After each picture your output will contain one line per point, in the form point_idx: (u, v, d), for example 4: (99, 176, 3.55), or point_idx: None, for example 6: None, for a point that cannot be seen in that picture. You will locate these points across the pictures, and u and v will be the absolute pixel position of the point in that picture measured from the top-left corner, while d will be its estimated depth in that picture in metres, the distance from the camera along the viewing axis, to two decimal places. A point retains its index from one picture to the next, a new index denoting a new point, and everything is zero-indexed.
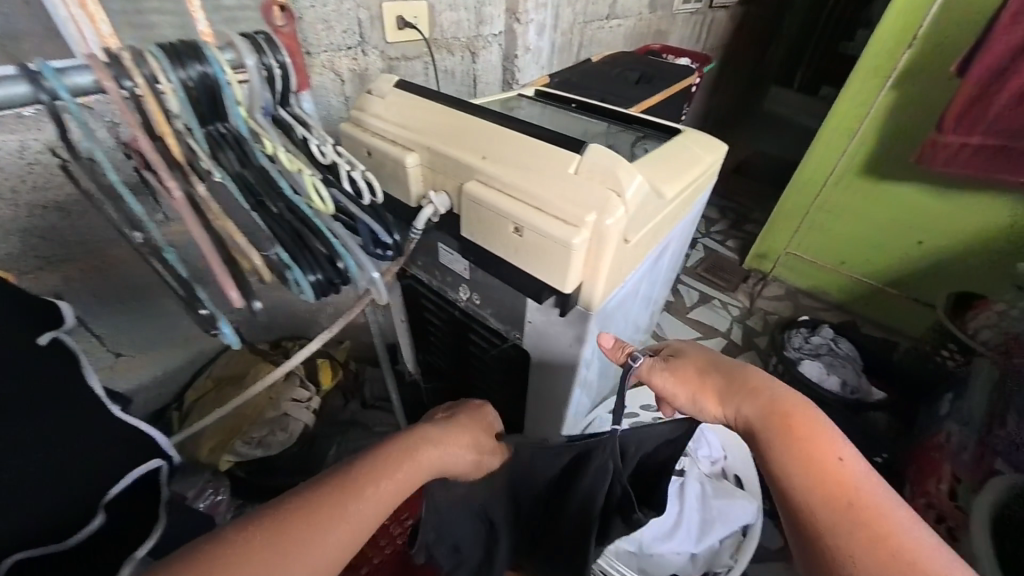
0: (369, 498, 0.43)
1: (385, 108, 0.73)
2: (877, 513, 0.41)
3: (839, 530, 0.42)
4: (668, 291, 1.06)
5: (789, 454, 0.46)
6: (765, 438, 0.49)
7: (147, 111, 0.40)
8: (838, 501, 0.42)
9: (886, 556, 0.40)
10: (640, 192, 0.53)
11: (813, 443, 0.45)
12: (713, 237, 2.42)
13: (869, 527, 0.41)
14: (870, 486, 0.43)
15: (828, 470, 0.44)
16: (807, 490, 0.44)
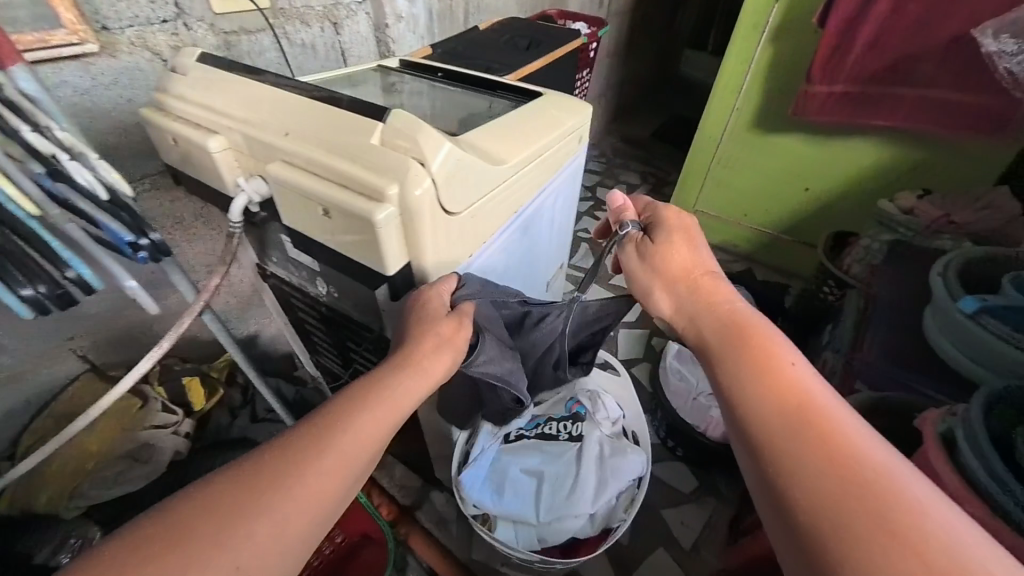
0: (337, 444, 0.44)
1: (188, 87, 0.63)
2: (810, 397, 0.43)
3: (761, 400, 0.44)
4: (559, 261, 1.05)
5: (736, 348, 0.50)
6: (716, 341, 0.53)
7: None
8: (775, 380, 0.45)
9: (818, 436, 0.40)
10: (452, 159, 0.50)
11: (763, 342, 0.49)
12: None
13: (794, 399, 0.43)
14: (810, 378, 0.45)
15: (773, 359, 0.47)
16: (738, 373, 0.48)
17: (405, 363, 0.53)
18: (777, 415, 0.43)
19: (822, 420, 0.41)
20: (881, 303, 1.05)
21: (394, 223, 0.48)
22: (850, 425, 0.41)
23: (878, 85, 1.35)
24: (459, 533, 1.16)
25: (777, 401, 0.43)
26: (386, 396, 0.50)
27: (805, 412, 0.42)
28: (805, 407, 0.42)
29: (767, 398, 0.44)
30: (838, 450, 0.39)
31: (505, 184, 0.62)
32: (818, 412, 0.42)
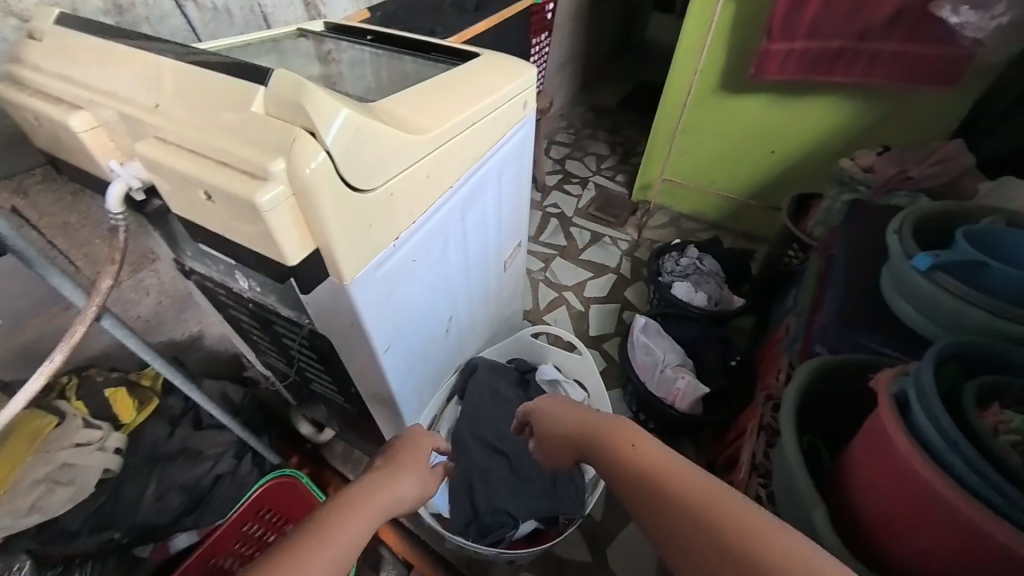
0: (348, 526, 0.45)
1: (46, 56, 0.53)
2: (672, 482, 0.40)
3: (661, 536, 0.40)
4: (514, 238, 1.00)
5: (601, 462, 0.49)
6: (595, 455, 0.51)
7: None
8: (644, 489, 0.41)
9: (672, 515, 0.38)
10: (350, 128, 0.43)
11: (611, 444, 0.48)
12: (604, 174, 2.41)
13: (668, 509, 0.39)
14: (659, 466, 0.42)
15: (625, 460, 0.45)
16: (631, 503, 0.44)
17: (384, 474, 0.57)
18: (680, 543, 0.37)
19: (701, 520, 0.36)
20: (838, 265, 1.04)
21: (286, 206, 0.42)
22: (732, 503, 0.36)
23: (837, 41, 1.31)
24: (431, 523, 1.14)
25: (663, 524, 0.39)
26: (381, 487, 0.54)
27: (681, 517, 0.37)
28: (680, 508, 0.38)
29: (663, 538, 0.39)
30: (727, 552, 0.34)
31: (429, 155, 0.55)
32: (692, 512, 0.37)
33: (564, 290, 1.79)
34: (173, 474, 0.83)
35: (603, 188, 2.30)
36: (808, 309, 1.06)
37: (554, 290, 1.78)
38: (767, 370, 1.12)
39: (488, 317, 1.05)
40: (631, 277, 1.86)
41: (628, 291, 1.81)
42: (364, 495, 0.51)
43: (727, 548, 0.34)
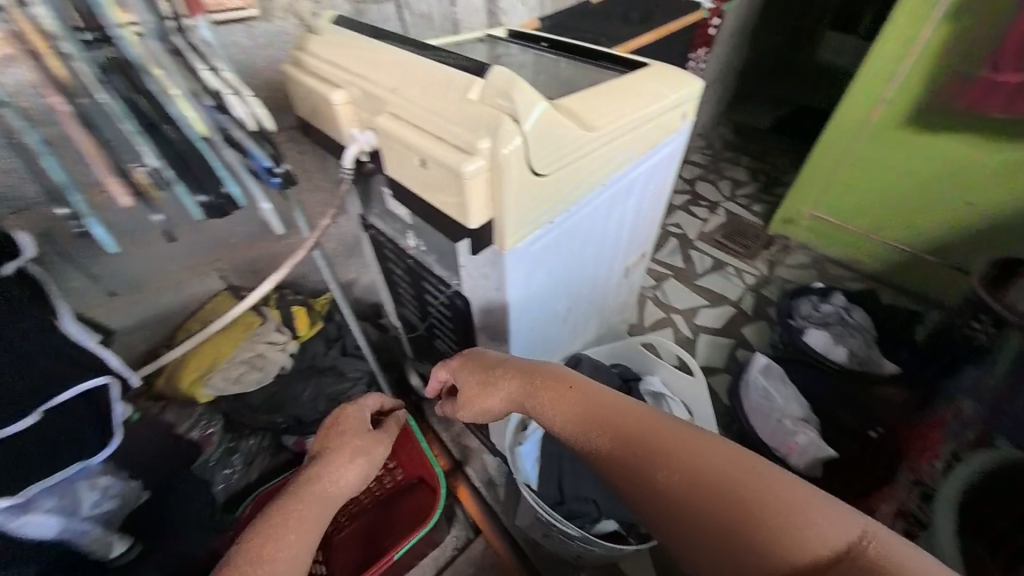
0: (285, 539, 0.54)
1: (322, 47, 0.71)
2: (619, 421, 0.52)
3: (619, 471, 0.51)
4: (641, 246, 1.01)
5: (549, 410, 0.57)
6: (538, 409, 0.59)
7: (26, 30, 0.41)
8: (605, 426, 0.53)
9: (631, 447, 0.49)
10: (545, 117, 0.49)
11: (552, 390, 0.58)
12: (738, 201, 2.23)
13: (624, 446, 0.50)
14: (603, 405, 0.54)
15: (569, 401, 0.56)
16: (588, 449, 0.54)
17: (326, 462, 0.64)
18: (632, 470, 0.49)
19: (648, 446, 0.49)
20: None
21: (482, 177, 0.49)
22: (667, 434, 0.49)
23: None
24: (505, 497, 1.20)
25: (618, 458, 0.50)
26: (328, 483, 0.62)
27: (633, 448, 0.49)
28: (631, 440, 0.50)
29: (612, 464, 0.51)
30: (677, 468, 0.46)
31: (595, 151, 0.60)
32: (639, 437, 0.50)
33: (672, 313, 1.72)
34: (324, 385, 1.03)
35: (734, 215, 2.14)
36: None
37: (661, 310, 1.72)
38: None
39: (597, 317, 1.08)
40: (751, 315, 1.71)
41: (745, 328, 1.67)
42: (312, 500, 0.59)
43: (670, 463, 0.47)
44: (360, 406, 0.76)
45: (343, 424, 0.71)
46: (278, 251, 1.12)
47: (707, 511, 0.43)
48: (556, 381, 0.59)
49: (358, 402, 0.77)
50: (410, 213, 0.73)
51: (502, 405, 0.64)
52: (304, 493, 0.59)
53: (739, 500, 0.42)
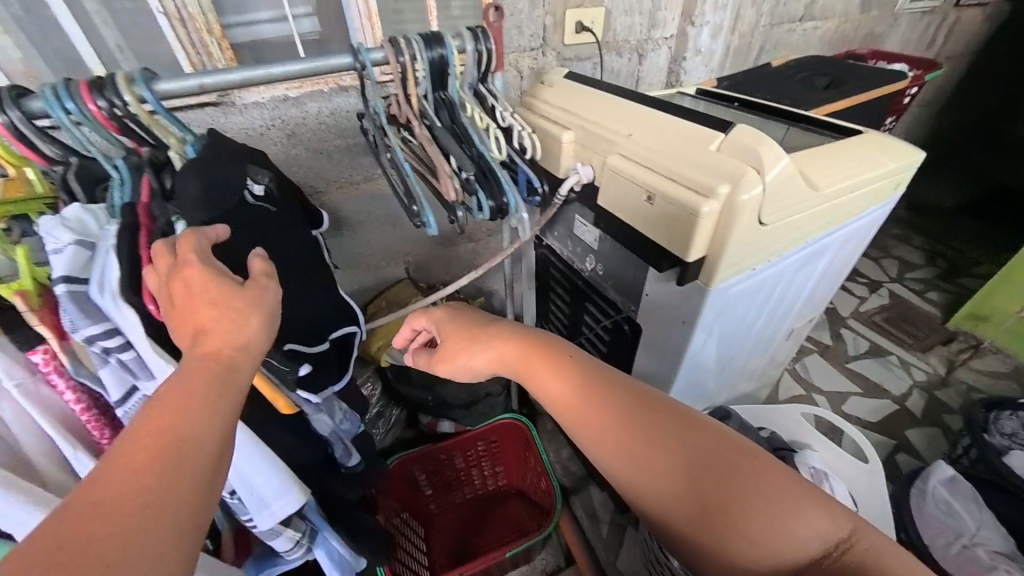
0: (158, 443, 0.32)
1: (553, 95, 0.85)
2: (612, 397, 0.48)
3: (610, 453, 0.46)
4: (811, 310, 0.97)
5: (543, 382, 0.52)
6: (530, 380, 0.54)
7: (405, 76, 0.59)
8: (602, 405, 0.47)
9: (632, 427, 0.45)
10: (785, 173, 0.54)
11: (548, 357, 0.53)
12: (908, 284, 1.95)
13: (617, 426, 0.46)
14: (597, 379, 0.50)
15: (568, 370, 0.51)
16: (576, 427, 0.49)
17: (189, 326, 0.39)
18: (625, 452, 0.45)
19: (645, 426, 0.45)
20: None
21: (713, 218, 0.55)
22: (662, 417, 0.45)
23: None
24: (607, 535, 1.19)
25: (613, 438, 0.46)
26: (215, 354, 0.38)
27: (628, 429, 0.45)
28: (628, 420, 0.46)
29: (610, 448, 0.46)
30: (674, 453, 0.43)
31: (812, 211, 0.62)
32: (632, 417, 0.46)
33: (814, 392, 1.55)
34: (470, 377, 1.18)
35: (902, 300, 1.87)
36: None
37: (804, 387, 1.56)
38: None
39: (741, 373, 1.04)
40: (917, 416, 1.47)
41: (910, 431, 1.44)
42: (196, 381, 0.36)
43: (669, 449, 0.43)
44: (203, 236, 0.44)
45: (186, 276, 0.40)
46: (451, 255, 1.32)
47: (699, 498, 0.41)
48: (544, 352, 0.54)
49: (195, 230, 0.45)
50: (599, 240, 0.83)
51: (488, 365, 0.58)
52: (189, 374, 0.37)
53: (733, 493, 0.40)
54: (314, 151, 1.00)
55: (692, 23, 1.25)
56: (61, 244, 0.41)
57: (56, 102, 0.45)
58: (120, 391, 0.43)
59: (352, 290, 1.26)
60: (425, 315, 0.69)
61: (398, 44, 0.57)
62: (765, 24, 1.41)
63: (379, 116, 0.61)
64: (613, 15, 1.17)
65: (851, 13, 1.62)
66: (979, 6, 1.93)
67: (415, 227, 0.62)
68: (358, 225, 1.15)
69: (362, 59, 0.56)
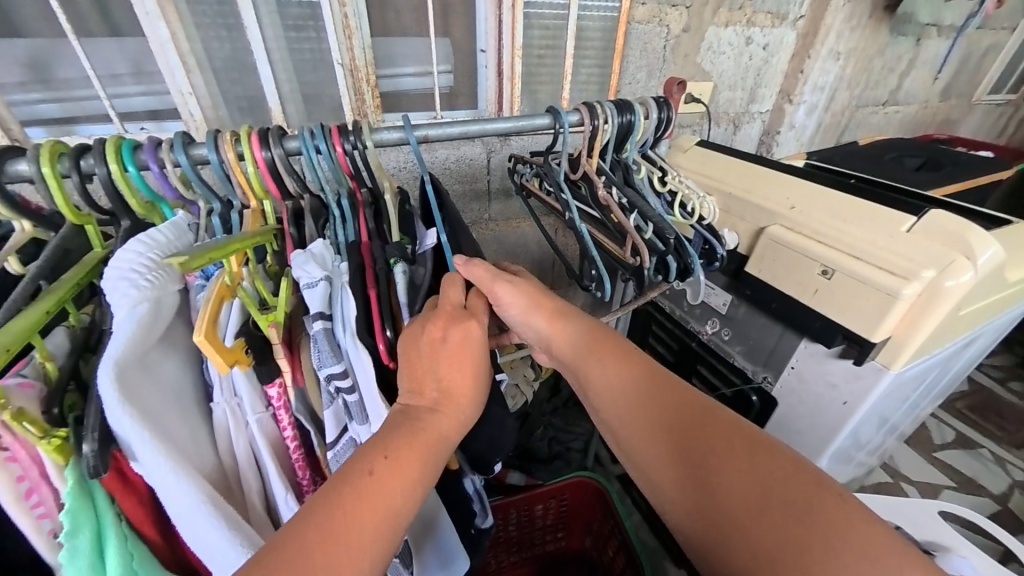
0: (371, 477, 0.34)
1: (686, 160, 0.88)
2: (671, 404, 0.42)
3: (657, 460, 0.40)
4: (942, 392, 0.91)
5: (598, 376, 0.46)
6: (586, 371, 0.48)
7: (593, 138, 0.61)
8: (655, 407, 0.42)
9: (688, 444, 0.39)
10: (990, 263, 0.53)
11: (607, 351, 0.47)
12: (987, 370, 1.85)
13: (668, 434, 0.40)
14: (653, 381, 0.44)
15: (625, 367, 0.46)
16: (621, 427, 0.44)
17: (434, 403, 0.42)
18: (671, 464, 0.39)
19: (702, 439, 0.39)
20: None
21: (911, 301, 0.54)
22: (727, 430, 0.39)
23: None
24: None
25: (661, 443, 0.41)
26: (447, 423, 0.41)
27: (678, 438, 0.40)
28: (683, 431, 0.40)
29: (661, 456, 0.40)
30: (738, 475, 0.36)
31: (997, 299, 0.60)
32: (688, 427, 0.40)
33: (904, 482, 1.41)
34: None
35: (984, 387, 1.77)
36: None
37: (889, 475, 1.42)
38: None
39: (855, 455, 0.97)
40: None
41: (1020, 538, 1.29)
42: (417, 434, 0.39)
43: (725, 463, 0.37)
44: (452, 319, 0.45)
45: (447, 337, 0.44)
46: None
47: (755, 533, 0.34)
48: (604, 346, 0.48)
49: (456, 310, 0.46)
50: (730, 305, 0.81)
51: (557, 340, 0.50)
52: (411, 435, 0.38)
53: (799, 533, 0.33)
54: None
55: (790, 101, 1.30)
56: (313, 279, 0.43)
57: (312, 142, 0.47)
58: (335, 432, 0.43)
59: None
60: (512, 286, 0.50)
61: (594, 109, 0.60)
62: (853, 106, 1.46)
63: (558, 175, 0.63)
64: (718, 88, 1.23)
65: (931, 101, 1.67)
66: None
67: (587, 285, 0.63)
68: None
69: (561, 121, 0.59)
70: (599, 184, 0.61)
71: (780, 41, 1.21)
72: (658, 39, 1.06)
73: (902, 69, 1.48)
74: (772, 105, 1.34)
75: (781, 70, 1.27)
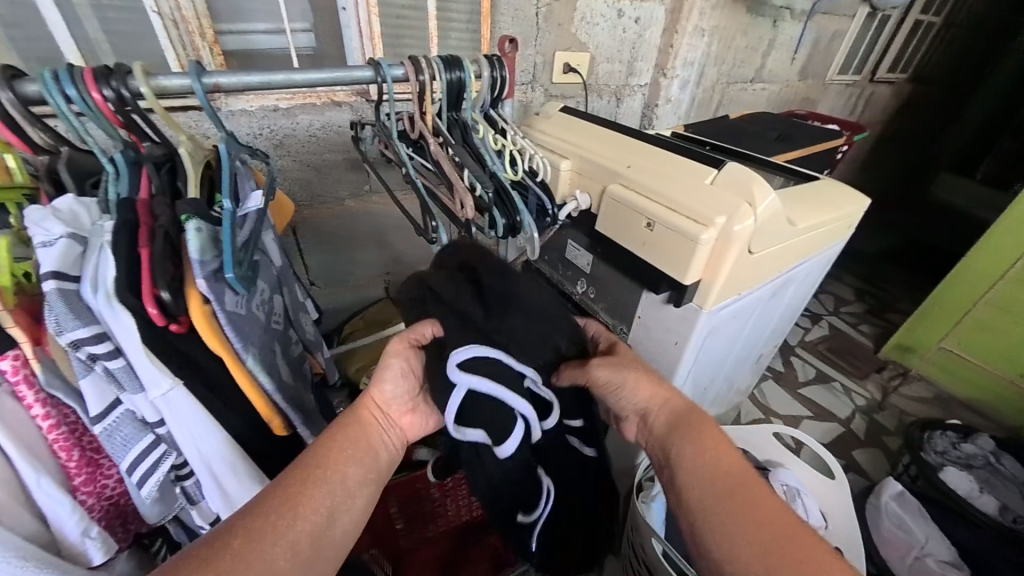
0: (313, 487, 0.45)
1: (550, 125, 0.90)
2: (749, 493, 0.44)
3: (736, 546, 0.41)
4: (781, 334, 1.04)
5: (687, 457, 0.48)
6: (678, 445, 0.50)
7: (423, 94, 0.60)
8: (741, 496, 0.44)
9: (771, 538, 0.40)
10: (771, 208, 0.60)
11: (697, 433, 0.50)
12: (843, 317, 2.09)
13: (757, 520, 0.42)
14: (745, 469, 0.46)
15: (713, 450, 0.48)
16: (700, 499, 0.45)
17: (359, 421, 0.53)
18: (755, 546, 0.40)
19: (787, 545, 0.40)
20: None
21: (710, 244, 0.60)
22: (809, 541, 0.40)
23: None
24: None
25: (743, 526, 0.42)
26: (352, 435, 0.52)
27: (775, 543, 0.40)
28: (763, 526, 0.41)
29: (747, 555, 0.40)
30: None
31: (791, 242, 0.69)
32: (770, 516, 0.42)
33: (774, 418, 1.56)
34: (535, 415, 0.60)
35: (839, 331, 1.98)
36: None
37: (761, 411, 1.58)
38: None
39: (716, 397, 1.08)
40: (864, 439, 1.51)
41: (856, 452, 1.46)
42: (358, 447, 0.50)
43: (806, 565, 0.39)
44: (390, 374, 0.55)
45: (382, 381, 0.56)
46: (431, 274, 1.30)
47: None
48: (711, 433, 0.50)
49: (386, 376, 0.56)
50: (592, 264, 0.84)
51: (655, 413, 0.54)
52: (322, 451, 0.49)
53: None
54: (304, 164, 0.96)
55: (664, 75, 1.39)
56: (50, 238, 0.37)
57: (56, 87, 0.41)
58: (100, 405, 0.39)
59: (328, 309, 1.21)
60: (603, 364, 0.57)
61: (420, 63, 0.59)
62: (722, 82, 1.60)
63: (393, 133, 0.61)
64: (596, 60, 1.27)
65: (792, 80, 1.87)
66: (888, 83, 2.32)
67: (432, 241, 0.63)
68: (342, 242, 1.11)
69: (383, 73, 0.58)
70: (431, 141, 0.60)
71: (650, 16, 1.27)
72: (528, 6, 1.07)
73: (764, 49, 1.63)
74: (650, 79, 1.42)
75: (654, 45, 1.34)
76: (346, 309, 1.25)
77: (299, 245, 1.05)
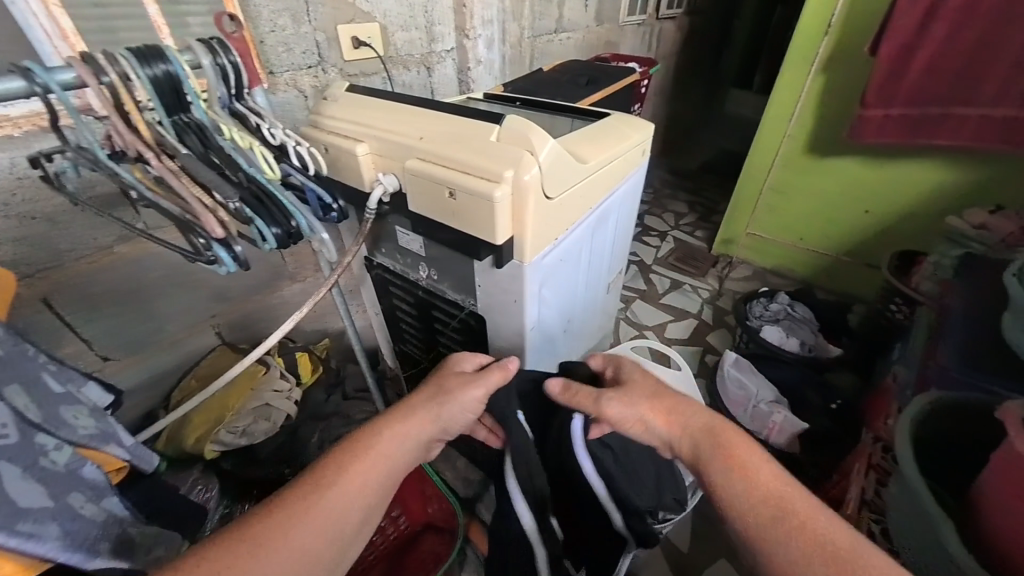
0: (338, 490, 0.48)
1: (338, 108, 0.81)
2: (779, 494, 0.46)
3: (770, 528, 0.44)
4: (619, 263, 1.15)
5: (710, 461, 0.51)
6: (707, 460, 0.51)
7: (121, 98, 0.48)
8: (768, 497, 0.46)
9: (794, 525, 0.43)
10: (553, 153, 0.63)
11: (733, 454, 0.50)
12: (683, 228, 2.42)
13: (780, 513, 0.44)
14: (803, 498, 0.46)
15: (749, 463, 0.49)
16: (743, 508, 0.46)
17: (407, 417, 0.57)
18: (765, 519, 0.44)
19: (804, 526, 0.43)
20: (953, 314, 0.95)
21: (507, 200, 0.60)
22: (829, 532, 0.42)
23: (936, 107, 1.26)
24: None
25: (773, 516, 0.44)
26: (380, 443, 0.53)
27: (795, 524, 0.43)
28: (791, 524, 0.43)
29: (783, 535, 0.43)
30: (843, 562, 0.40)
31: (589, 180, 0.74)
32: (789, 502, 0.45)
33: (645, 331, 1.77)
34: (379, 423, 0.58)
35: (682, 241, 2.30)
36: (920, 356, 0.97)
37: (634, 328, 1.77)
38: (874, 416, 1.00)
39: (586, 334, 1.16)
40: (713, 324, 1.80)
41: (710, 337, 1.74)
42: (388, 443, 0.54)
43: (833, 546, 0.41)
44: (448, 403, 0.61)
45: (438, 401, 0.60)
46: (271, 300, 1.15)
47: None
48: (731, 439, 0.52)
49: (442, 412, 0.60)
50: (425, 246, 0.81)
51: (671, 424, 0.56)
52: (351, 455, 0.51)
53: None
54: (24, 216, 0.73)
55: (467, 36, 1.36)
56: None
57: None
58: None
59: (144, 380, 0.99)
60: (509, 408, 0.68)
61: (98, 61, 0.46)
62: (527, 37, 1.64)
63: (95, 151, 0.48)
64: (389, 29, 1.18)
65: (591, 26, 2.00)
66: (671, 19, 2.65)
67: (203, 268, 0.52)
68: (132, 299, 0.90)
69: (41, 81, 0.44)
70: (149, 153, 0.48)
71: None
72: None
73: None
74: (455, 43, 1.38)
75: (448, 6, 1.29)
76: (174, 371, 1.04)
77: (65, 318, 0.82)
